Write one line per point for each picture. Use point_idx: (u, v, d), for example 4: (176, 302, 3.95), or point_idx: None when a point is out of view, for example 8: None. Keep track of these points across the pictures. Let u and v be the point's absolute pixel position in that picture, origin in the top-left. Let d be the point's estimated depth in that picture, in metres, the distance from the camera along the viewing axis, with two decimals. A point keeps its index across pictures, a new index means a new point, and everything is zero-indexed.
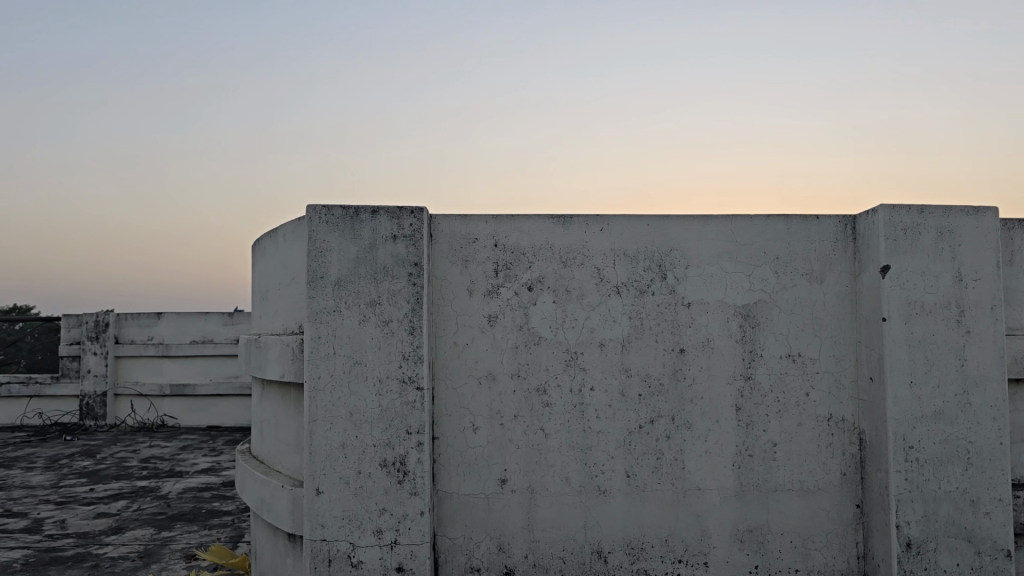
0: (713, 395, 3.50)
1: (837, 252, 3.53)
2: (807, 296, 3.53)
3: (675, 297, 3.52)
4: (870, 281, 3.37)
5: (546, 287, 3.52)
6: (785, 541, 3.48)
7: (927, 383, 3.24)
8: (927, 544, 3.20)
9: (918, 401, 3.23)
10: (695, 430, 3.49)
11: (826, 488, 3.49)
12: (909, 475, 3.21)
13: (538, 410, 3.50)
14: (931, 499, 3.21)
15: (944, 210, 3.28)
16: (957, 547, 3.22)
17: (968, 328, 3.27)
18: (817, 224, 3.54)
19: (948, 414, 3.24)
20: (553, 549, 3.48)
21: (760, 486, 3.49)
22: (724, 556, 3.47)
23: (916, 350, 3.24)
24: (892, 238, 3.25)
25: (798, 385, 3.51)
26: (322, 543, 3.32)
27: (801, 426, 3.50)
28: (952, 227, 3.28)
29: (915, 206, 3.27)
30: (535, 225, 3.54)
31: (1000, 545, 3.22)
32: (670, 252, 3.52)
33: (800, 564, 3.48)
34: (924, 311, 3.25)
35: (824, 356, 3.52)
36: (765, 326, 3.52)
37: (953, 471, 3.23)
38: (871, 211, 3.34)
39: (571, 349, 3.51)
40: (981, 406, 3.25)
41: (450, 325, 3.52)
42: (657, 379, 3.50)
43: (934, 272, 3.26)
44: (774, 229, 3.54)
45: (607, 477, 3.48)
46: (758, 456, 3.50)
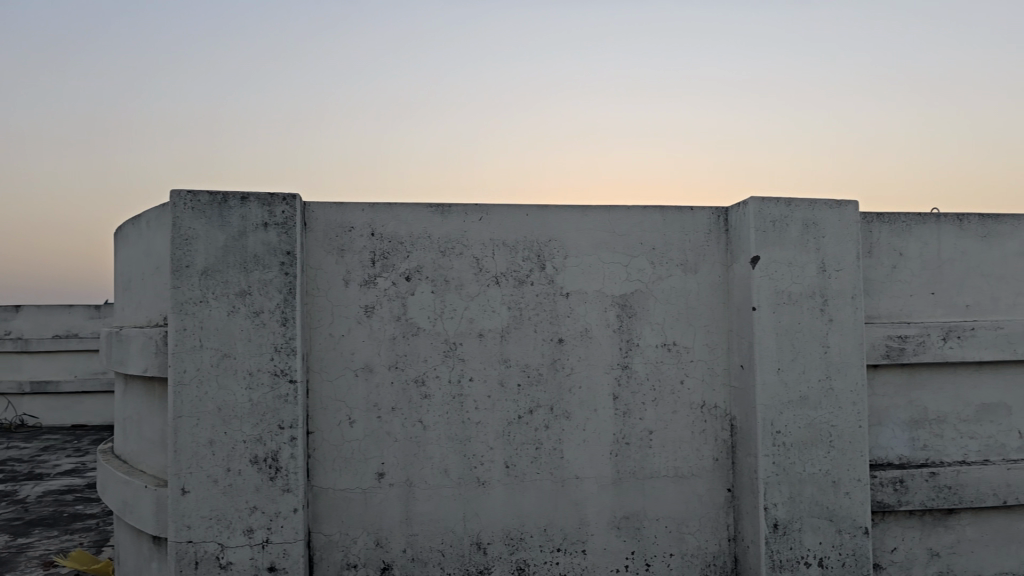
0: (591, 385, 3.53)
1: (710, 243, 3.62)
2: (682, 286, 3.60)
3: (554, 287, 3.52)
4: (741, 272, 3.46)
5: (424, 277, 3.47)
6: (660, 527, 3.55)
7: (793, 369, 3.35)
8: (793, 524, 3.32)
9: (785, 387, 3.34)
10: (573, 419, 3.51)
11: (699, 473, 3.58)
12: (776, 458, 3.32)
13: (416, 402, 3.45)
14: (796, 481, 3.33)
15: (809, 203, 3.40)
16: (819, 526, 3.35)
17: (831, 316, 3.39)
18: (691, 215, 3.61)
19: (812, 398, 3.37)
20: (432, 542, 3.43)
21: (636, 474, 3.54)
22: (601, 543, 3.51)
23: (784, 338, 3.35)
24: (762, 230, 3.35)
25: (673, 374, 3.57)
26: (188, 546, 3.15)
27: (676, 413, 3.57)
28: (817, 220, 3.40)
29: (782, 200, 3.38)
30: (413, 214, 3.47)
31: (858, 523, 3.38)
32: (549, 242, 3.53)
33: (674, 548, 3.55)
34: (791, 300, 3.36)
35: (697, 345, 3.59)
36: (642, 316, 3.57)
37: (816, 453, 3.36)
38: (742, 203, 3.43)
39: (450, 340, 3.47)
40: (842, 391, 3.39)
41: (325, 316, 3.41)
42: (536, 369, 3.50)
43: (800, 263, 3.37)
44: (651, 220, 3.59)
45: (486, 467, 3.46)
46: (635, 444, 3.55)
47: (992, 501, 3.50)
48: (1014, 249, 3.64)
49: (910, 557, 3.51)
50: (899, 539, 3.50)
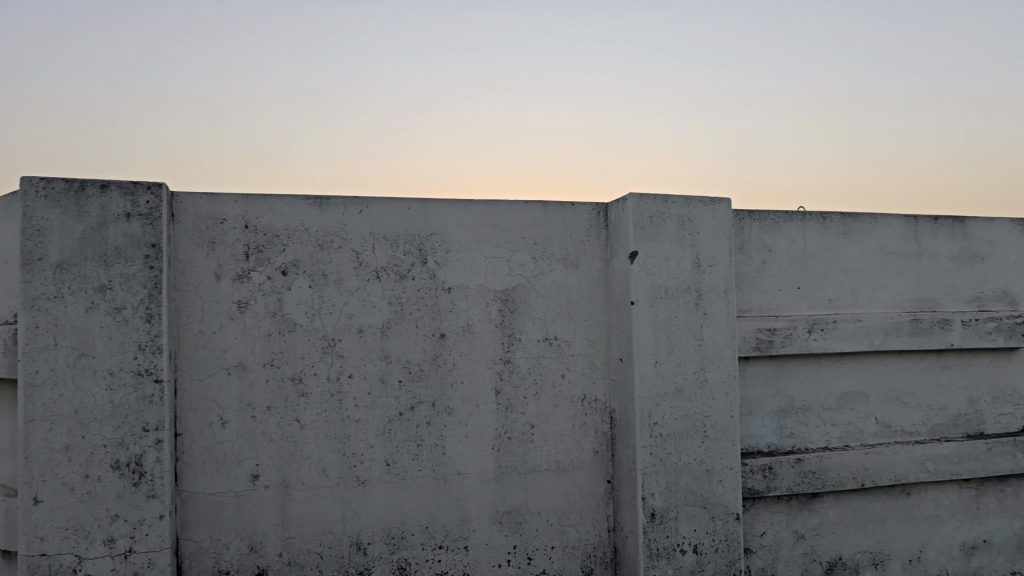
0: (473, 380, 3.51)
1: (590, 239, 3.66)
2: (563, 281, 3.63)
3: (436, 282, 3.48)
4: (620, 267, 3.52)
5: (301, 271, 3.35)
6: (542, 520, 3.57)
7: (669, 362, 3.43)
8: (669, 513, 3.41)
9: (662, 379, 3.42)
10: (455, 415, 3.48)
11: (580, 466, 3.62)
12: (654, 449, 3.39)
13: (292, 400, 3.33)
14: (673, 471, 3.42)
15: (685, 200, 3.49)
16: (694, 514, 3.45)
17: (705, 310, 3.50)
18: (572, 210, 3.65)
19: (687, 390, 3.46)
20: (309, 545, 3.33)
21: (518, 468, 3.55)
22: (483, 539, 3.50)
23: (661, 331, 3.42)
24: (640, 225, 3.41)
25: (554, 368, 3.60)
26: (41, 559, 2.93)
27: (557, 407, 3.60)
28: (692, 216, 3.50)
29: (659, 196, 3.45)
30: (289, 206, 3.35)
31: (730, 509, 3.50)
32: (431, 236, 3.48)
33: (555, 541, 3.58)
34: (668, 295, 3.44)
35: (578, 339, 3.63)
36: (524, 311, 3.57)
37: (691, 443, 3.46)
38: (621, 199, 3.49)
39: (328, 336, 3.37)
40: (715, 382, 3.50)
41: (194, 312, 3.24)
42: (418, 365, 3.45)
43: (676, 258, 3.46)
44: (532, 215, 3.60)
45: (366, 466, 3.39)
46: (516, 438, 3.55)
47: (851, 484, 3.70)
48: (872, 246, 3.84)
49: (778, 541, 3.66)
50: (768, 524, 3.65)
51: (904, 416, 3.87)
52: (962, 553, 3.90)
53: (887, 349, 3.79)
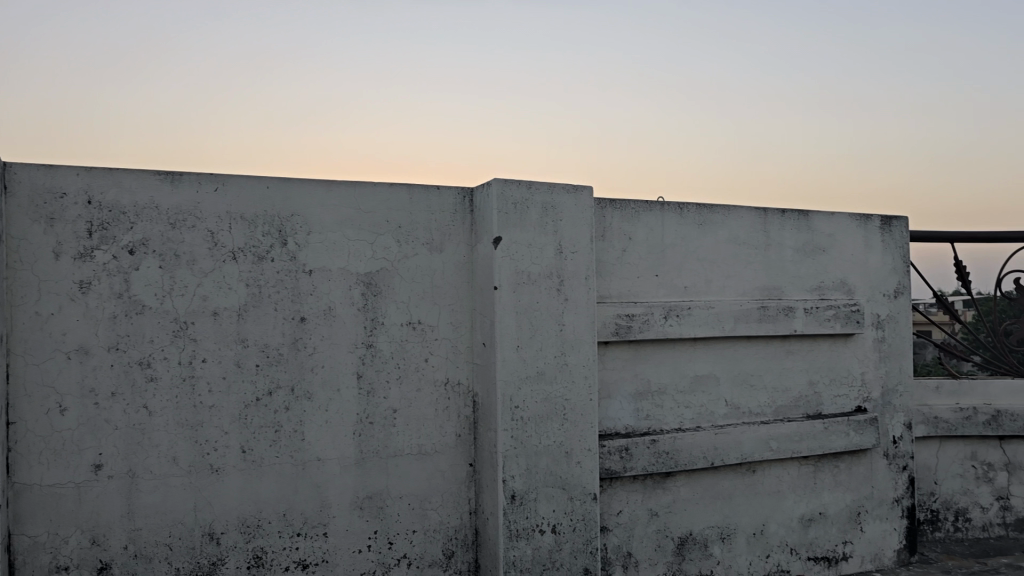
0: (334, 364, 3.45)
1: (455, 223, 3.67)
2: (427, 265, 3.61)
3: (296, 264, 3.39)
4: (484, 251, 3.54)
5: (150, 251, 3.19)
6: (403, 504, 3.56)
7: (531, 346, 3.49)
8: (529, 494, 3.47)
9: (523, 363, 3.47)
10: (315, 400, 3.42)
11: (442, 449, 3.63)
12: (514, 432, 3.44)
13: (140, 386, 3.17)
14: (533, 453, 3.48)
15: (548, 187, 3.54)
16: (553, 495, 3.53)
17: (566, 295, 3.57)
18: (437, 194, 3.64)
19: (548, 374, 3.52)
20: (158, 536, 3.19)
21: (380, 453, 3.52)
22: (343, 525, 3.45)
23: (523, 316, 3.47)
24: (504, 211, 3.44)
25: (417, 352, 3.59)
26: None
27: (420, 391, 3.59)
28: (555, 203, 3.55)
29: (524, 182, 3.49)
30: (138, 181, 3.18)
31: (588, 490, 3.61)
32: (291, 217, 3.39)
33: (417, 525, 3.58)
34: (530, 280, 3.49)
35: (441, 323, 3.63)
36: (387, 295, 3.54)
37: (551, 426, 3.53)
38: (486, 184, 3.51)
39: (179, 319, 3.23)
40: (575, 366, 3.58)
41: (30, 292, 3.03)
42: (276, 349, 3.36)
43: (539, 244, 3.51)
44: (397, 198, 3.57)
45: (220, 453, 3.28)
46: (378, 423, 3.52)
47: (702, 463, 3.88)
48: (725, 236, 4.02)
49: (633, 519, 3.80)
50: (624, 502, 3.78)
51: (751, 398, 4.08)
52: (800, 525, 4.17)
53: (737, 335, 3.99)
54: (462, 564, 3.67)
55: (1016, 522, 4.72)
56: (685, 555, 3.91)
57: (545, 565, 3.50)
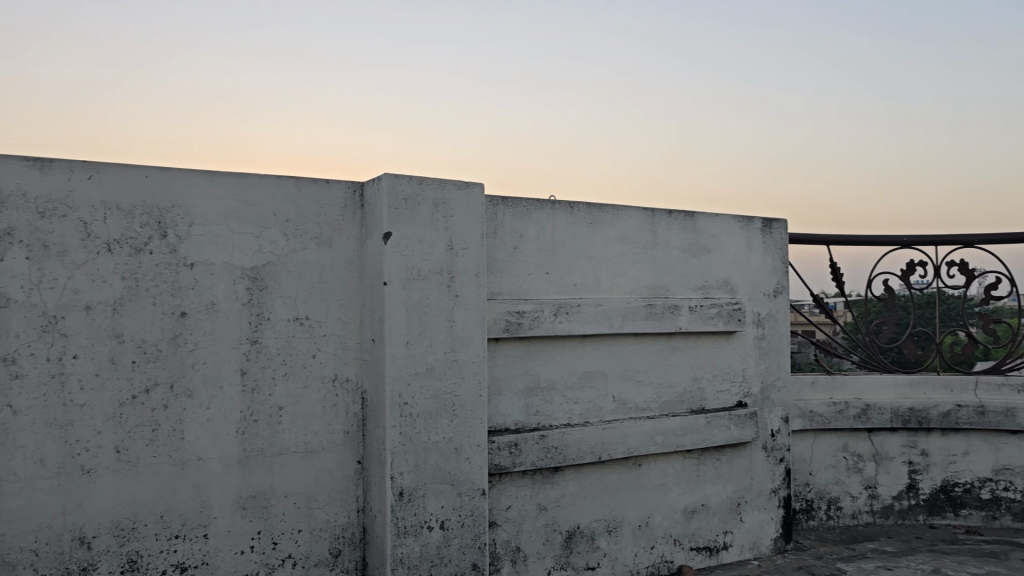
0: (216, 361, 3.35)
1: (345, 218, 3.63)
2: (315, 260, 3.56)
3: (177, 257, 3.28)
4: (374, 247, 3.51)
5: (16, 241, 3.03)
6: (288, 504, 3.49)
7: (421, 343, 3.48)
8: (417, 491, 3.46)
9: (413, 360, 3.45)
10: (196, 397, 3.31)
11: (329, 447, 3.58)
12: (403, 429, 3.43)
13: (4, 384, 3.00)
14: (421, 450, 3.48)
15: (440, 184, 3.54)
16: (442, 491, 3.53)
17: (456, 292, 3.58)
18: (326, 188, 3.59)
19: (438, 370, 3.52)
20: (22, 542, 3.03)
21: (264, 451, 3.44)
22: (225, 526, 3.36)
23: (413, 312, 3.46)
24: (394, 206, 3.42)
25: (305, 348, 3.53)
26: None
27: (307, 388, 3.53)
28: (446, 199, 3.56)
29: (414, 178, 3.48)
30: (3, 167, 3.01)
31: (476, 485, 3.62)
32: (172, 208, 3.28)
33: (303, 525, 3.52)
34: (421, 277, 3.48)
35: (330, 319, 3.58)
36: (273, 289, 3.46)
37: (440, 422, 3.53)
38: (376, 179, 3.48)
39: (48, 313, 3.07)
40: (465, 362, 3.59)
41: None
42: (154, 345, 3.24)
43: (429, 241, 3.51)
44: (285, 191, 3.50)
45: (93, 454, 3.13)
46: (263, 421, 3.44)
47: (589, 457, 3.96)
48: (614, 235, 4.12)
49: (521, 513, 3.84)
50: (513, 497, 3.82)
51: (638, 393, 4.19)
52: (684, 516, 4.31)
53: (624, 332, 4.09)
54: (349, 562, 3.63)
55: (882, 509, 4.99)
56: (572, 547, 3.98)
57: (433, 561, 3.50)
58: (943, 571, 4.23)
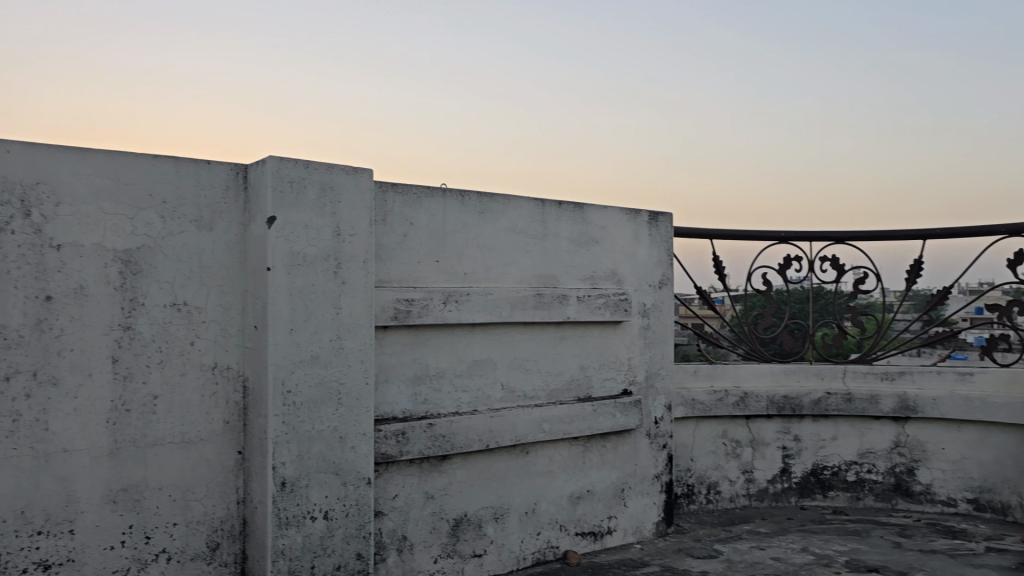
0: (84, 348, 3.18)
1: (227, 200, 3.51)
2: (195, 244, 3.43)
3: (41, 237, 3.10)
4: (258, 231, 3.41)
5: None
6: (163, 496, 3.36)
7: (305, 330, 3.41)
8: (300, 481, 3.39)
9: (297, 347, 3.38)
10: (63, 386, 3.14)
11: (208, 437, 3.47)
12: (286, 418, 3.35)
13: None
14: (305, 439, 3.41)
15: (327, 168, 3.47)
16: (326, 480, 3.47)
17: (343, 279, 3.52)
18: (207, 169, 3.47)
19: (323, 358, 3.46)
20: None
21: (137, 442, 3.30)
22: (93, 521, 3.21)
23: (297, 299, 3.38)
24: (279, 189, 3.33)
25: (182, 335, 3.40)
26: None
27: (184, 376, 3.40)
28: (334, 184, 3.49)
29: (300, 161, 3.40)
30: None
31: (362, 474, 3.58)
32: (36, 185, 3.09)
33: (179, 518, 3.40)
34: (306, 262, 3.40)
35: (210, 305, 3.46)
36: (148, 273, 3.32)
37: (325, 411, 3.47)
38: (261, 161, 3.38)
39: None
40: (351, 350, 3.54)
41: None
42: (15, 330, 3.05)
43: (315, 226, 3.43)
44: (162, 170, 3.36)
45: None
46: (136, 411, 3.30)
47: (477, 445, 3.98)
48: (505, 225, 4.14)
49: (408, 502, 3.82)
50: (400, 486, 3.80)
51: (526, 381, 4.23)
52: (570, 502, 4.39)
53: (514, 321, 4.13)
54: (228, 556, 3.53)
55: (758, 492, 5.23)
56: (459, 535, 3.99)
57: (316, 552, 3.44)
58: (811, 550, 4.47)
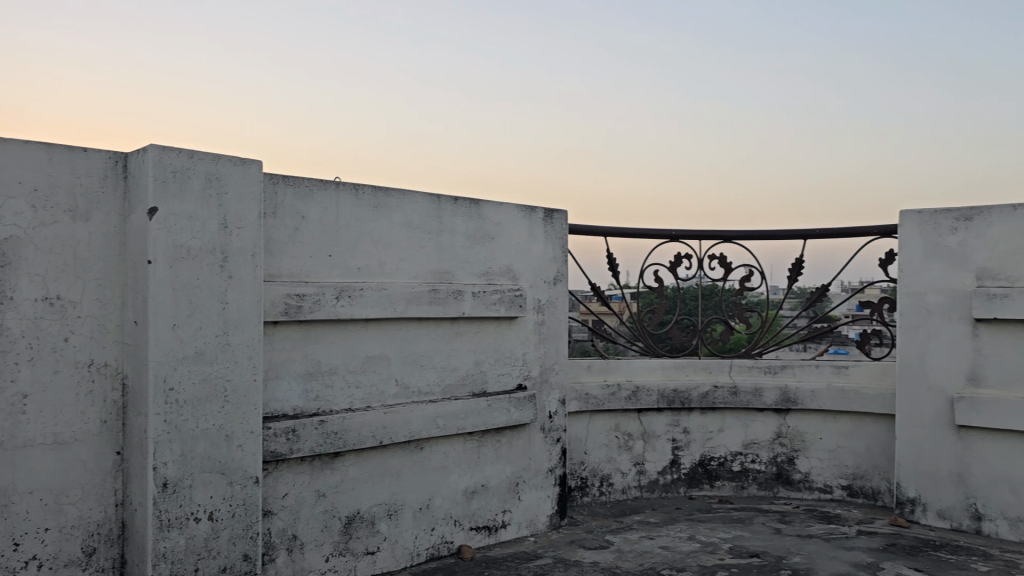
0: None
1: (105, 190, 3.36)
2: (69, 235, 3.27)
3: None
4: (138, 222, 3.28)
5: None
6: (33, 500, 3.19)
7: (189, 325, 3.30)
8: (183, 481, 3.28)
9: (180, 343, 3.27)
10: None
11: (83, 438, 3.32)
12: (168, 416, 3.23)
13: None
14: (188, 438, 3.30)
15: (213, 158, 3.37)
16: (211, 480, 3.37)
17: (230, 273, 3.42)
18: (83, 157, 3.31)
19: (208, 354, 3.36)
20: None
21: (4, 444, 3.11)
22: None
23: (181, 293, 3.26)
24: (161, 179, 3.21)
25: (55, 330, 3.23)
26: None
27: (57, 374, 3.24)
28: (220, 175, 3.39)
29: (184, 151, 3.28)
30: None
31: (249, 473, 3.50)
32: None
33: (51, 523, 3.23)
34: (190, 256, 3.29)
35: (86, 300, 3.31)
36: (17, 266, 3.14)
37: (210, 408, 3.36)
38: (142, 150, 3.25)
39: None
40: (238, 346, 3.45)
41: None
42: None
43: (200, 218, 3.33)
44: (33, 157, 3.18)
45: None
46: (3, 411, 3.11)
47: (370, 442, 3.94)
48: (399, 220, 4.11)
49: (298, 501, 3.76)
50: (290, 485, 3.73)
51: (420, 377, 4.22)
52: (464, 497, 4.40)
53: (408, 316, 4.11)
54: (105, 561, 3.38)
55: (648, 483, 5.39)
56: (351, 533, 3.94)
57: (200, 554, 3.33)
58: (697, 538, 4.62)
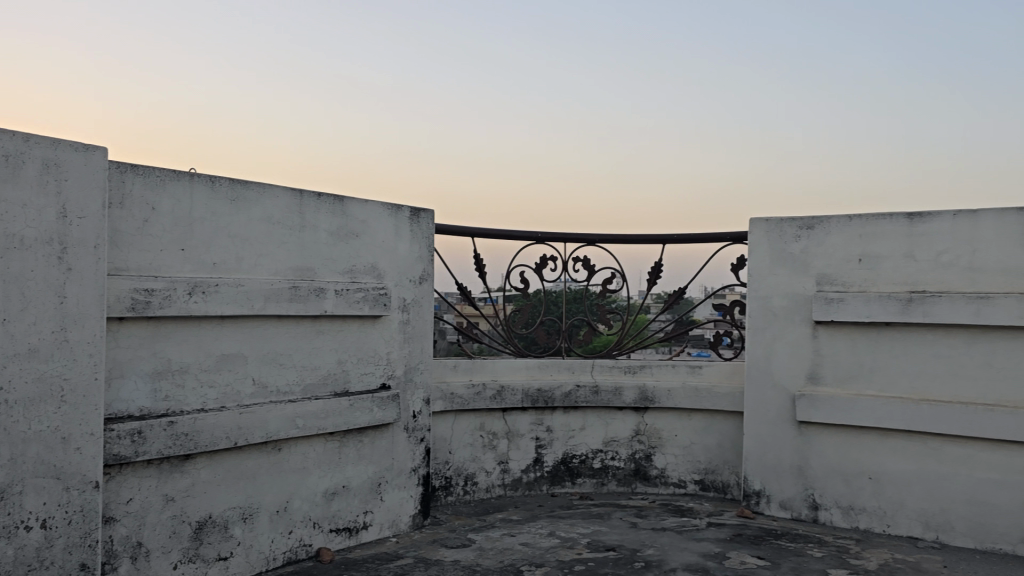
0: None
1: None
2: None
3: None
4: None
5: None
6: None
7: (22, 320, 3.08)
8: (12, 488, 3.06)
9: (10, 339, 3.05)
10: None
11: None
12: None
13: None
14: (19, 441, 3.08)
15: (51, 143, 3.16)
16: (44, 486, 3.16)
17: (69, 265, 3.22)
18: None
19: (43, 351, 3.14)
20: None
21: None
22: None
23: (12, 285, 3.05)
24: None
25: None
26: None
27: None
28: (60, 161, 3.19)
29: (19, 134, 3.07)
30: None
31: (89, 478, 3.30)
32: None
33: None
34: (23, 245, 3.08)
35: None
36: None
37: (44, 409, 3.15)
38: None
39: None
40: (77, 343, 3.25)
41: None
42: None
43: (36, 206, 3.12)
44: None
45: None
46: None
47: (224, 443, 3.81)
48: (259, 214, 4.00)
49: (144, 506, 3.58)
50: (135, 490, 3.54)
51: (279, 376, 4.11)
52: (324, 499, 4.32)
53: (266, 314, 4.00)
54: None
55: (512, 482, 5.46)
56: (202, 538, 3.79)
57: (31, 565, 3.12)
58: (557, 534, 4.72)
